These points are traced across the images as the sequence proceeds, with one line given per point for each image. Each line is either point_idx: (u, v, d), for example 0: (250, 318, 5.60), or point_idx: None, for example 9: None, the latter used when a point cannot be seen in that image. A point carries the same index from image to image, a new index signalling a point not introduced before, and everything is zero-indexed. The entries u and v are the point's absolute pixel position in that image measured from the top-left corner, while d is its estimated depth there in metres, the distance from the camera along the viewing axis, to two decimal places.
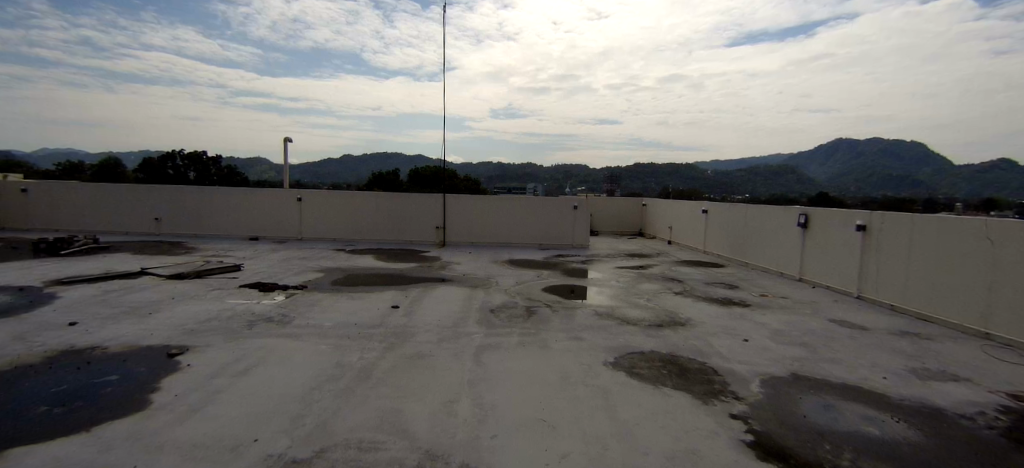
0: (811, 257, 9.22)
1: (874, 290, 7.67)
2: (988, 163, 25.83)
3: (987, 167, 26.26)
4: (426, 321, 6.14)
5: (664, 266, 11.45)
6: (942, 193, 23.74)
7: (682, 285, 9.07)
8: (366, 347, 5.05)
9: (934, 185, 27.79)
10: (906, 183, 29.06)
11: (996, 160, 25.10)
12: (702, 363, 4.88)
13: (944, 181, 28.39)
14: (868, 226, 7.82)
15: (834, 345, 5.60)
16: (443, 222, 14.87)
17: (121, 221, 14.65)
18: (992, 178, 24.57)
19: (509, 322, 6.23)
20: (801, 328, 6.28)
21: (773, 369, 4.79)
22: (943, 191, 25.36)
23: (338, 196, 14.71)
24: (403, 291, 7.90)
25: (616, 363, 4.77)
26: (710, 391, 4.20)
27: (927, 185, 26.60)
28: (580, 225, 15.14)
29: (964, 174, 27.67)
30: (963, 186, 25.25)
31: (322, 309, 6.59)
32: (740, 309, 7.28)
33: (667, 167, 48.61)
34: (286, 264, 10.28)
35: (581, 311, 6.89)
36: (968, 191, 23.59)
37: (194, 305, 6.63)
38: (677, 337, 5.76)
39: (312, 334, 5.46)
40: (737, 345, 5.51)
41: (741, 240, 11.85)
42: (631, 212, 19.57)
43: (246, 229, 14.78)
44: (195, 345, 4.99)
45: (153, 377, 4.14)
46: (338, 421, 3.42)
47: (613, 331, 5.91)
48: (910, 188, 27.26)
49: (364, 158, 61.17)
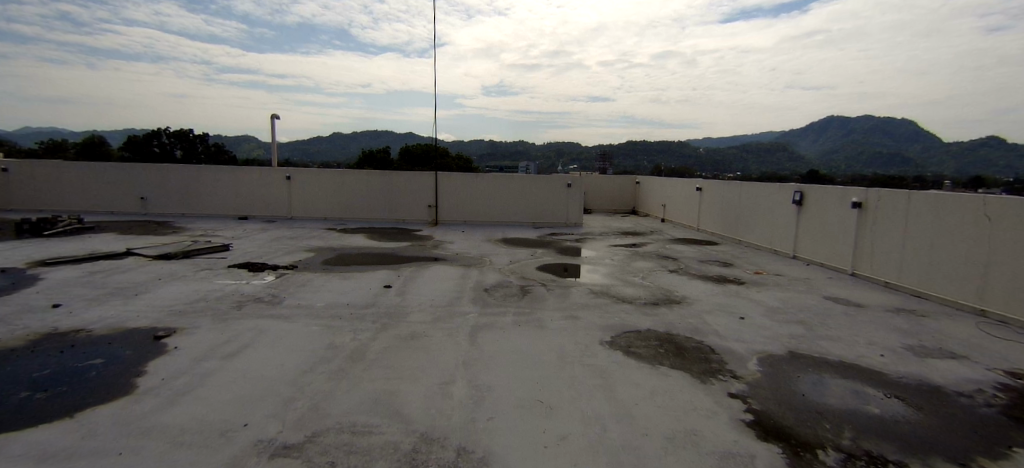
0: (806, 235, 9.20)
1: (869, 267, 7.68)
2: (976, 141, 26.02)
3: (976, 144, 26.43)
4: (420, 301, 6.05)
5: (658, 244, 11.42)
6: (930, 170, 23.89)
7: (676, 263, 9.05)
8: (359, 328, 4.97)
9: (924, 163, 27.98)
10: (896, 161, 29.21)
11: (984, 138, 25.33)
12: (699, 341, 4.86)
13: (933, 158, 28.57)
14: (864, 203, 7.78)
15: (829, 322, 5.61)
16: (436, 201, 14.67)
17: (105, 200, 14.29)
18: (981, 155, 24.74)
19: (503, 301, 6.16)
20: (797, 305, 6.29)
21: (770, 347, 4.77)
22: (932, 168, 25.55)
23: (328, 175, 14.44)
24: (396, 270, 7.81)
25: (612, 342, 4.73)
26: (708, 370, 4.17)
27: (916, 165, 26.85)
28: (574, 203, 15.02)
29: (953, 151, 27.91)
30: (952, 164, 25.44)
31: (314, 289, 6.47)
32: (735, 286, 7.27)
33: (661, 144, 48.38)
34: (277, 243, 10.12)
35: (576, 289, 6.84)
36: (957, 169, 23.78)
37: (182, 286, 6.48)
38: (673, 314, 5.74)
39: (304, 315, 5.35)
40: (733, 322, 5.50)
41: (735, 217, 11.81)
42: (624, 189, 19.49)
43: (235, 208, 14.50)
44: (182, 327, 4.87)
45: (139, 361, 4.02)
46: (331, 405, 3.33)
47: (609, 309, 5.86)
48: (899, 166, 27.34)
49: (354, 136, 60.18)
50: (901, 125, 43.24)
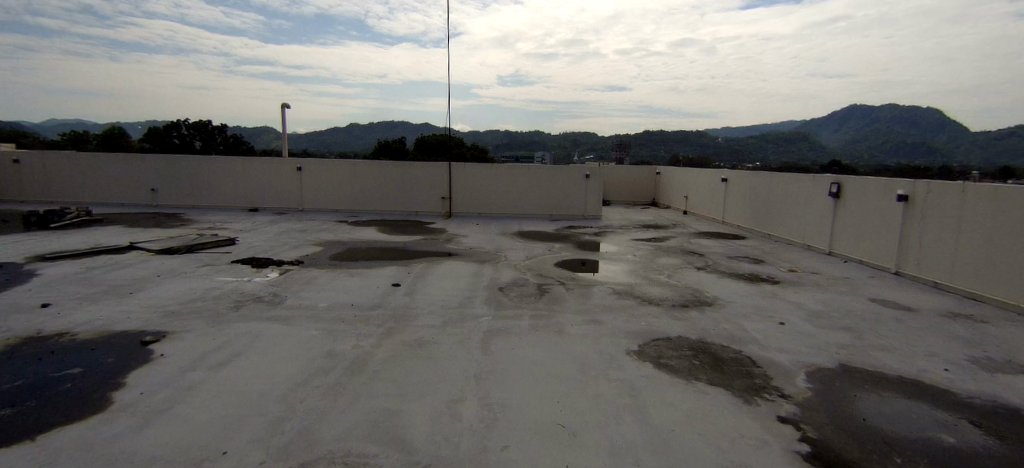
0: (844, 230, 8.53)
1: (916, 267, 7.00)
2: (1007, 129, 25.00)
3: (1006, 133, 25.32)
4: (429, 301, 5.65)
5: (682, 238, 10.82)
6: (956, 160, 22.93)
7: (703, 260, 8.48)
8: (361, 333, 4.57)
9: (951, 152, 26.87)
10: (921, 150, 28.11)
11: (1016, 126, 24.39)
12: (738, 351, 4.35)
13: (961, 147, 27.40)
14: (912, 196, 7.09)
15: (881, 329, 5.04)
16: (449, 192, 14.26)
17: (117, 192, 14.20)
18: (1012, 144, 23.70)
19: (519, 302, 5.71)
20: (840, 308, 5.72)
21: (818, 359, 4.23)
22: (959, 158, 24.51)
23: (340, 165, 14.12)
24: (406, 267, 7.42)
25: (641, 352, 4.26)
26: (751, 386, 3.68)
27: (944, 154, 25.93)
28: (592, 195, 14.44)
29: (985, 138, 26.78)
30: (980, 153, 24.43)
31: (317, 288, 6.10)
32: (771, 286, 6.68)
33: (677, 134, 47.34)
34: (284, 236, 9.81)
35: (597, 289, 6.35)
36: (984, 159, 22.84)
37: (180, 283, 6.18)
38: (704, 318, 5.24)
39: (305, 317, 4.99)
40: (772, 328, 4.97)
41: (765, 210, 11.13)
42: (644, 181, 18.85)
43: (246, 200, 14.29)
44: (173, 331, 4.55)
45: (121, 373, 3.71)
46: (324, 428, 2.94)
47: (634, 312, 5.36)
48: (924, 156, 26.34)
49: (369, 127, 60.28)
50: (928, 114, 41.75)
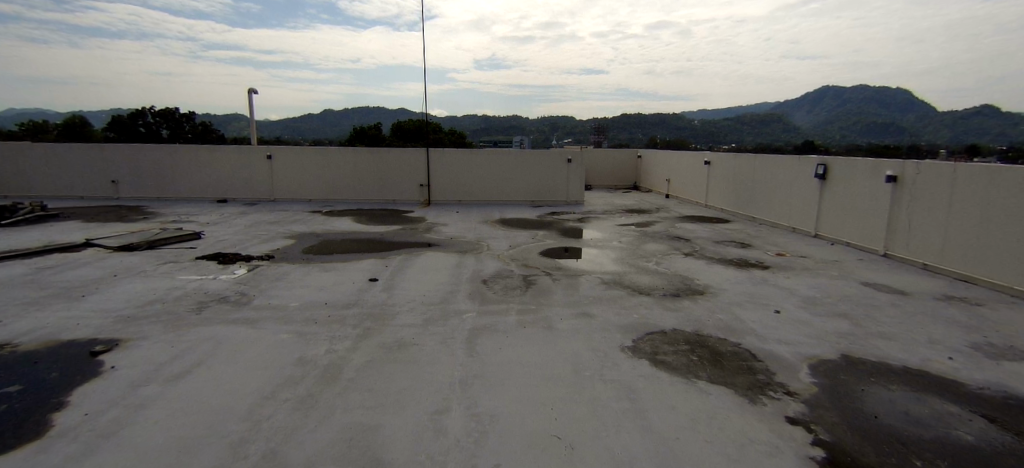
0: (830, 212, 8.46)
1: (905, 249, 6.95)
2: (971, 109, 25.67)
3: (969, 113, 26.05)
4: (410, 297, 5.31)
5: (666, 223, 10.65)
6: (922, 139, 23.51)
7: (690, 245, 8.31)
8: (337, 335, 4.23)
9: (917, 132, 27.55)
10: (890, 129, 28.73)
11: (979, 106, 25.08)
12: (735, 344, 4.17)
13: (928, 127, 28.08)
14: (901, 177, 7.01)
15: (877, 316, 4.92)
16: (428, 179, 13.80)
17: (73, 184, 13.32)
18: (975, 124, 24.38)
19: (505, 295, 5.41)
20: (833, 294, 5.60)
21: (818, 351, 4.08)
22: (925, 138, 25.11)
23: (313, 153, 13.51)
24: (384, 260, 7.04)
25: (636, 348, 4.03)
26: (754, 384, 3.49)
27: (911, 134, 26.58)
28: (575, 180, 14.17)
29: (950, 117, 27.47)
30: (945, 132, 25.07)
31: (288, 285, 5.69)
32: (761, 272, 6.54)
33: (656, 117, 47.36)
34: (254, 229, 9.28)
35: (586, 279, 6.10)
36: (950, 138, 23.46)
37: (137, 284, 5.69)
38: (698, 308, 5.05)
39: (275, 319, 4.61)
40: (768, 318, 4.80)
41: (749, 193, 11.05)
42: (625, 164, 18.66)
43: (213, 190, 13.58)
44: (126, 339, 4.13)
45: (63, 388, 3.30)
46: (294, 450, 2.62)
47: (625, 304, 5.13)
48: (893, 136, 26.90)
49: (344, 112, 58.71)
50: (895, 96, 42.81)
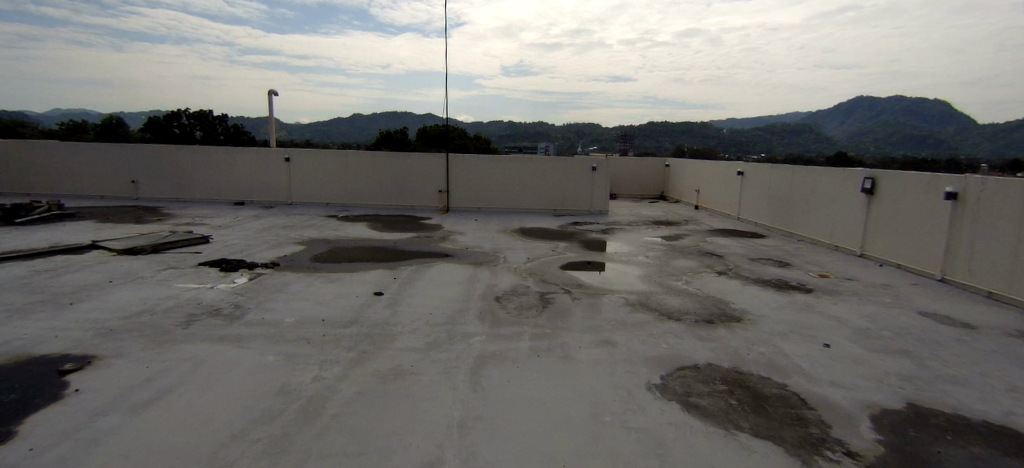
0: (879, 230, 7.69)
1: (966, 274, 6.17)
2: (1017, 122, 24.12)
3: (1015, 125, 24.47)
4: (415, 314, 4.89)
5: (696, 237, 10.01)
6: (963, 153, 22.22)
7: (723, 263, 7.67)
8: (328, 359, 3.83)
9: (958, 145, 26.00)
10: (929, 141, 27.23)
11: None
12: (781, 385, 3.58)
13: (970, 140, 26.53)
14: (962, 194, 6.25)
15: (945, 353, 4.24)
16: (447, 185, 13.47)
17: (97, 184, 13.48)
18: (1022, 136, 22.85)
19: (518, 316, 4.93)
20: (889, 325, 4.93)
21: (881, 397, 3.46)
22: (967, 151, 23.69)
23: (332, 156, 13.34)
24: (392, 271, 6.66)
25: (664, 387, 3.50)
26: (807, 439, 2.90)
27: (951, 147, 25.19)
28: (599, 189, 13.61)
29: (997, 128, 25.83)
30: (988, 146, 23.60)
31: (288, 297, 5.35)
32: (804, 296, 5.88)
33: (683, 125, 46.27)
34: (265, 234, 9.06)
35: (607, 299, 5.57)
36: (994, 151, 21.98)
37: (131, 292, 5.43)
38: (734, 338, 4.48)
39: (266, 337, 4.25)
40: (817, 353, 4.18)
41: (786, 206, 10.30)
42: (652, 174, 17.99)
43: (232, 192, 13.55)
44: (102, 357, 3.82)
45: (16, 414, 2.98)
46: None
47: (651, 331, 4.58)
48: (931, 148, 25.44)
49: (372, 117, 59.44)
50: (935, 106, 40.78)
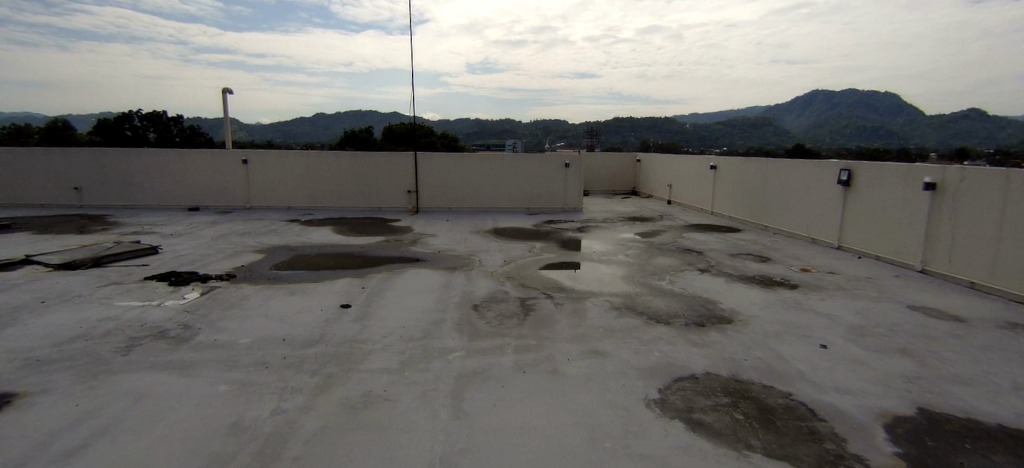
0: (857, 222, 7.71)
1: (947, 265, 6.20)
2: (958, 113, 25.42)
3: (957, 116, 25.77)
4: (387, 329, 4.47)
5: (674, 233, 9.89)
6: (911, 143, 23.26)
7: (704, 259, 7.51)
8: (291, 387, 3.37)
9: (907, 135, 27.22)
10: (879, 133, 28.34)
11: (966, 110, 24.85)
12: (785, 394, 3.36)
13: (917, 130, 27.81)
14: (942, 184, 6.26)
15: (940, 351, 4.14)
16: (416, 185, 12.96)
17: (31, 191, 12.33)
18: (964, 127, 24.02)
19: (500, 326, 4.58)
20: (879, 321, 4.84)
21: (890, 404, 3.27)
22: (914, 141, 24.80)
23: (292, 157, 12.62)
24: (361, 279, 6.19)
25: (666, 403, 3.22)
26: (825, 456, 2.67)
27: (899, 137, 26.35)
28: (573, 186, 13.39)
29: (940, 119, 27.17)
30: (933, 136, 24.78)
31: (245, 314, 4.82)
32: (790, 293, 5.75)
33: (649, 120, 46.83)
34: (221, 242, 8.39)
35: (592, 303, 5.29)
36: (939, 142, 23.04)
37: (63, 313, 4.78)
38: (728, 342, 4.26)
39: (218, 363, 3.74)
40: (815, 356, 4.00)
41: (760, 200, 10.31)
42: (623, 169, 17.94)
43: (185, 198, 12.65)
44: (19, 394, 3.24)
45: None
46: None
47: (643, 338, 4.32)
48: (881, 140, 26.58)
49: (336, 116, 57.85)
50: (884, 100, 42.69)
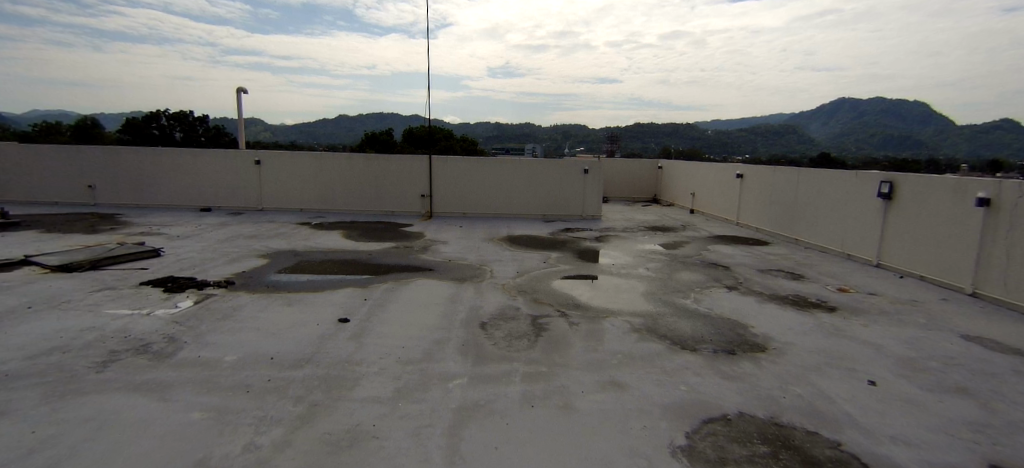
0: (899, 238, 7.11)
1: (1003, 288, 5.58)
2: (990, 124, 24.39)
3: (990, 125, 24.68)
4: (385, 348, 4.11)
5: (697, 245, 9.37)
6: (943, 153, 22.30)
7: (732, 275, 6.99)
8: (271, 417, 3.03)
9: (937, 144, 26.16)
10: (909, 142, 27.29)
11: (999, 120, 23.82)
12: (834, 444, 2.89)
13: (948, 139, 26.72)
14: (998, 200, 5.66)
15: (1010, 392, 3.60)
16: (430, 189, 12.67)
17: (49, 188, 12.40)
18: (998, 136, 22.95)
19: (508, 348, 4.18)
20: (933, 352, 4.30)
21: (961, 459, 2.77)
22: (945, 151, 23.82)
23: (306, 159, 12.45)
24: (364, 290, 5.86)
25: (693, 451, 2.78)
26: None
27: (929, 147, 25.34)
28: (591, 192, 12.93)
29: (973, 129, 26.05)
30: (964, 146, 23.79)
31: (236, 326, 4.52)
32: (828, 316, 5.23)
33: (669, 126, 46.05)
34: (228, 245, 8.19)
35: (610, 323, 4.86)
36: (972, 152, 22.02)
37: (49, 320, 4.55)
38: (763, 375, 3.79)
39: (197, 385, 3.42)
40: (864, 395, 3.50)
41: (791, 211, 9.71)
42: (644, 176, 17.40)
43: (198, 198, 12.59)
44: None
45: None
46: None
47: (666, 367, 3.87)
48: (911, 149, 25.58)
49: (357, 118, 58.43)
50: (913, 108, 41.26)
